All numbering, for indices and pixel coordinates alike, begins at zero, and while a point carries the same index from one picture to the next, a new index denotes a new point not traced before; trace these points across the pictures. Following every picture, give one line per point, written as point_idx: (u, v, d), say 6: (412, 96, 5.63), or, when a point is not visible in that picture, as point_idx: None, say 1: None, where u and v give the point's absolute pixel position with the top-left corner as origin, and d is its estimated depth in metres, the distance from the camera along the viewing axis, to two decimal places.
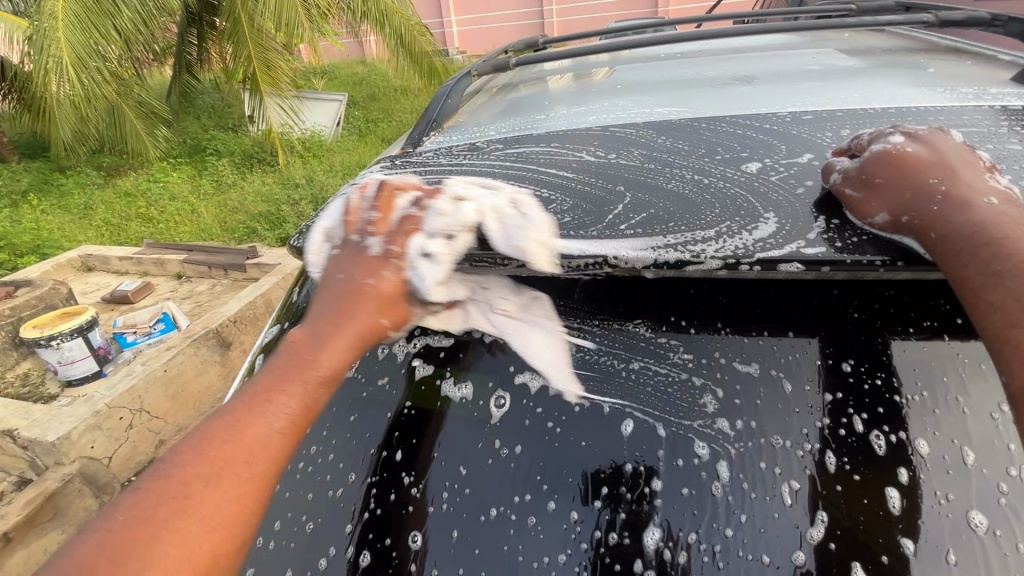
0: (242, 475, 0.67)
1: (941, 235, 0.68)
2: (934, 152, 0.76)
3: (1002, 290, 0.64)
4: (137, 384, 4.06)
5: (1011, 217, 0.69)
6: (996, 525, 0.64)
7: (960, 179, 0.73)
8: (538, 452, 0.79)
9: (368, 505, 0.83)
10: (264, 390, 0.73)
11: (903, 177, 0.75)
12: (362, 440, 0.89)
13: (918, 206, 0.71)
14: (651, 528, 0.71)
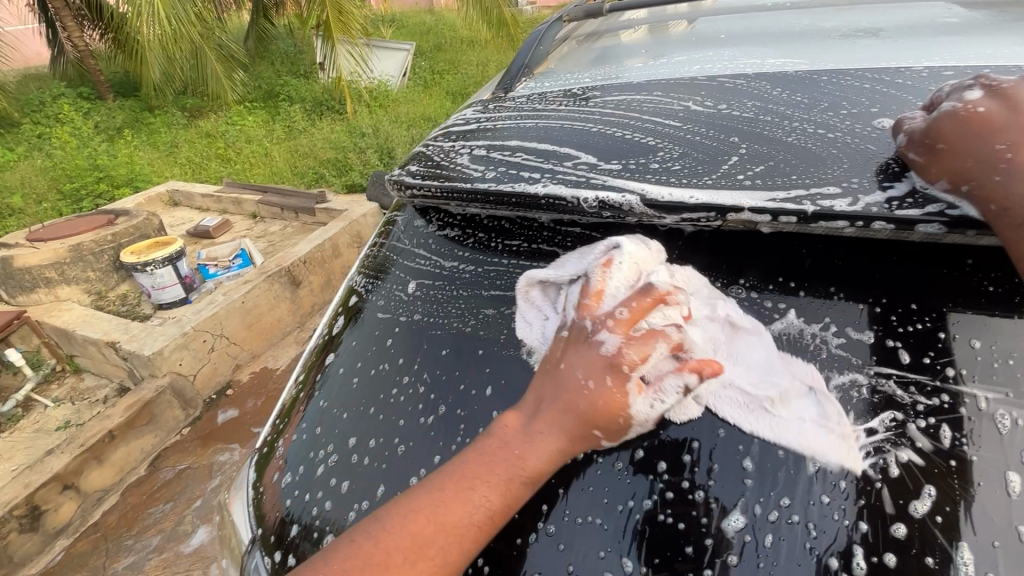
0: (435, 557, 0.69)
1: (999, 208, 0.62)
2: (1011, 108, 0.67)
3: None
4: (218, 312, 4.41)
5: None
6: None
7: None
8: None
9: (456, 433, 0.87)
10: (467, 477, 0.72)
11: (974, 139, 0.66)
12: (452, 376, 0.94)
13: (977, 175, 0.64)
14: (743, 490, 0.70)
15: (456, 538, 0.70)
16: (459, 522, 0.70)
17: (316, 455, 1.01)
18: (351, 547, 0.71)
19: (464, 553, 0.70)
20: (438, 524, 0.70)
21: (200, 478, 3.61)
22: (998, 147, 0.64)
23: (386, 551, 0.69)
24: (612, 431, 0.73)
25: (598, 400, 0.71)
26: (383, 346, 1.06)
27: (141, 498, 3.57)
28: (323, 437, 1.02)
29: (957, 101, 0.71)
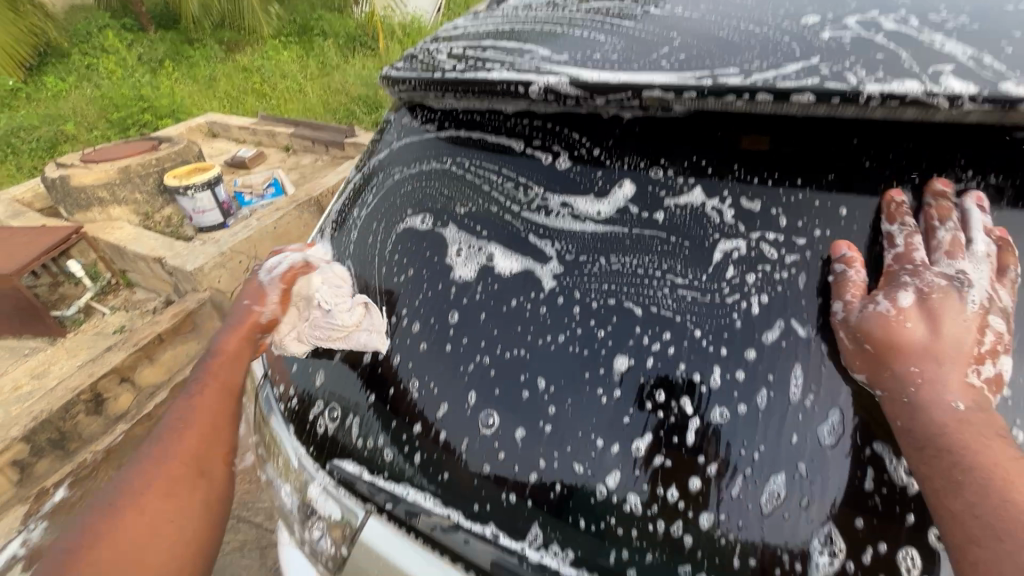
0: (185, 440, 1.08)
1: (904, 428, 0.69)
2: (932, 328, 0.73)
3: (961, 498, 0.64)
4: (253, 236, 4.72)
5: (981, 426, 0.67)
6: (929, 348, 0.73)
7: (940, 369, 0.71)
8: (556, 264, 0.96)
9: (421, 288, 1.08)
10: (197, 386, 1.15)
11: (896, 351, 0.72)
12: (422, 247, 1.12)
13: (892, 390, 0.71)
14: (636, 328, 0.86)
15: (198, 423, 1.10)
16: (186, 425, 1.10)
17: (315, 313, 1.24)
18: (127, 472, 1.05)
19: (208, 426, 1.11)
20: (165, 442, 1.08)
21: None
22: (911, 367, 0.71)
23: (153, 453, 1.07)
24: (258, 300, 1.20)
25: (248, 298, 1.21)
26: (370, 225, 1.24)
27: None
28: None
29: (889, 302, 0.75)
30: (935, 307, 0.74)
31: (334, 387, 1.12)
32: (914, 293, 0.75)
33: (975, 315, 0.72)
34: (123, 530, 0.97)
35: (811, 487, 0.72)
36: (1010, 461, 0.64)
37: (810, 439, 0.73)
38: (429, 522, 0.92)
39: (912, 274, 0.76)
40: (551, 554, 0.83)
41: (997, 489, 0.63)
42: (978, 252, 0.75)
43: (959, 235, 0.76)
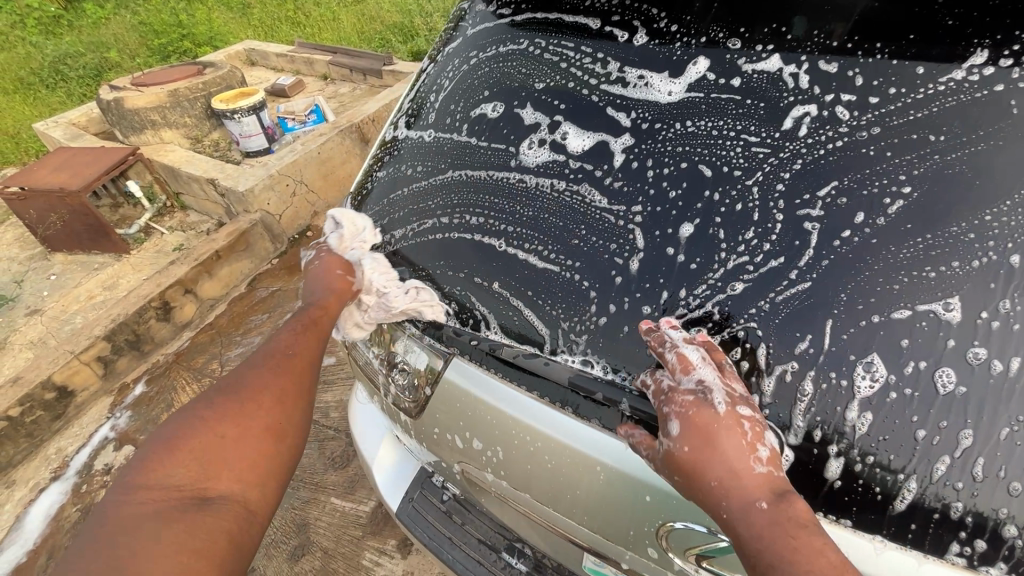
0: (288, 364, 1.21)
1: (740, 545, 0.76)
2: (705, 444, 0.81)
3: None
4: (298, 159, 4.75)
5: (785, 520, 0.74)
6: (998, 206, 0.77)
7: (732, 479, 0.79)
8: (632, 135, 1.02)
9: (500, 164, 1.17)
10: (296, 325, 1.26)
11: (696, 478, 0.80)
12: (501, 126, 1.20)
13: (714, 514, 0.79)
14: (709, 191, 0.93)
15: (297, 355, 1.22)
16: (283, 367, 1.20)
17: (394, 191, 1.35)
18: (232, 380, 1.18)
19: (307, 358, 1.23)
20: (259, 374, 1.18)
21: (288, 298, 4.12)
22: (711, 485, 0.79)
23: (256, 369, 1.19)
24: (343, 267, 1.32)
25: (336, 277, 1.30)
26: (447, 110, 1.32)
27: (243, 308, 4.12)
28: (403, 177, 1.35)
29: (667, 440, 0.83)
30: (698, 425, 0.82)
31: (418, 255, 1.24)
32: (682, 419, 0.83)
33: (730, 413, 0.82)
34: (227, 422, 1.10)
35: (855, 315, 0.81)
36: (820, 558, 0.71)
37: (865, 280, 0.81)
38: (511, 352, 1.08)
39: (669, 404, 0.86)
40: (619, 376, 0.98)
41: None
42: (697, 358, 0.86)
43: (679, 351, 0.86)
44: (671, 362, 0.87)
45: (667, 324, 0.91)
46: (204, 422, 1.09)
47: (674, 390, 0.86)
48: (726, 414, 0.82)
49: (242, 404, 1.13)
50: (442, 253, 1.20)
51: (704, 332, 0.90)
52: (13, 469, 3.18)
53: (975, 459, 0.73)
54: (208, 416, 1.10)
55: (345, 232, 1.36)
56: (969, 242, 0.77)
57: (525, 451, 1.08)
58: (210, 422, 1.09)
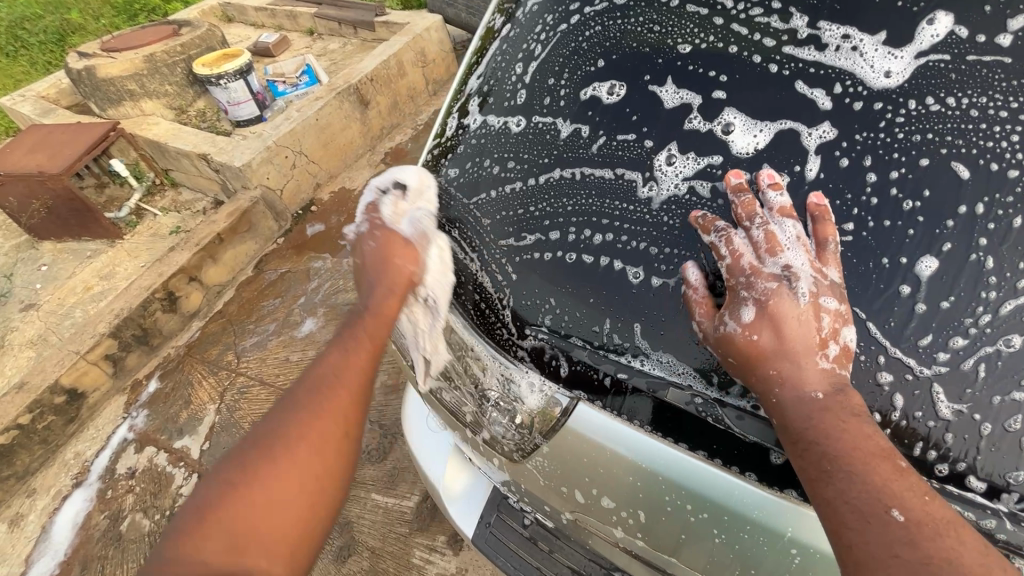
0: (334, 389, 0.86)
1: (781, 429, 0.68)
2: (774, 330, 0.72)
3: (832, 490, 0.61)
4: (296, 127, 3.54)
5: (841, 411, 0.65)
6: None
7: (794, 362, 0.70)
8: (842, 118, 0.77)
9: (633, 159, 0.91)
10: (347, 332, 0.94)
11: (753, 357, 0.72)
12: (630, 106, 0.93)
13: (762, 395, 0.71)
14: (969, 204, 0.69)
15: (345, 374, 0.88)
16: (337, 363, 0.89)
17: (476, 192, 1.08)
18: (270, 417, 0.85)
19: (359, 376, 0.89)
20: (297, 405, 0.85)
21: (301, 280, 3.16)
22: (769, 371, 0.71)
23: (296, 400, 0.86)
24: (407, 258, 1.01)
25: (381, 241, 1.03)
26: (544, 84, 1.05)
27: (252, 294, 3.17)
28: (488, 179, 1.07)
29: (731, 319, 0.75)
30: (773, 311, 0.73)
31: (520, 279, 0.98)
32: (756, 299, 0.74)
33: (811, 302, 0.72)
34: (260, 483, 0.77)
35: None
36: (866, 442, 0.62)
37: None
38: (682, 395, 0.83)
39: (747, 287, 0.76)
40: None
41: (861, 480, 0.60)
42: (788, 237, 0.76)
43: (769, 229, 0.77)
44: (756, 240, 0.78)
45: (767, 178, 0.79)
46: (233, 486, 0.77)
47: (756, 272, 0.76)
48: (802, 306, 0.72)
49: (281, 445, 0.81)
50: (559, 278, 0.94)
51: (821, 196, 0.76)
52: (29, 478, 2.55)
53: None
54: (235, 473, 0.79)
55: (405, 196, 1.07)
56: None
57: (683, 523, 0.83)
58: (239, 486, 0.77)
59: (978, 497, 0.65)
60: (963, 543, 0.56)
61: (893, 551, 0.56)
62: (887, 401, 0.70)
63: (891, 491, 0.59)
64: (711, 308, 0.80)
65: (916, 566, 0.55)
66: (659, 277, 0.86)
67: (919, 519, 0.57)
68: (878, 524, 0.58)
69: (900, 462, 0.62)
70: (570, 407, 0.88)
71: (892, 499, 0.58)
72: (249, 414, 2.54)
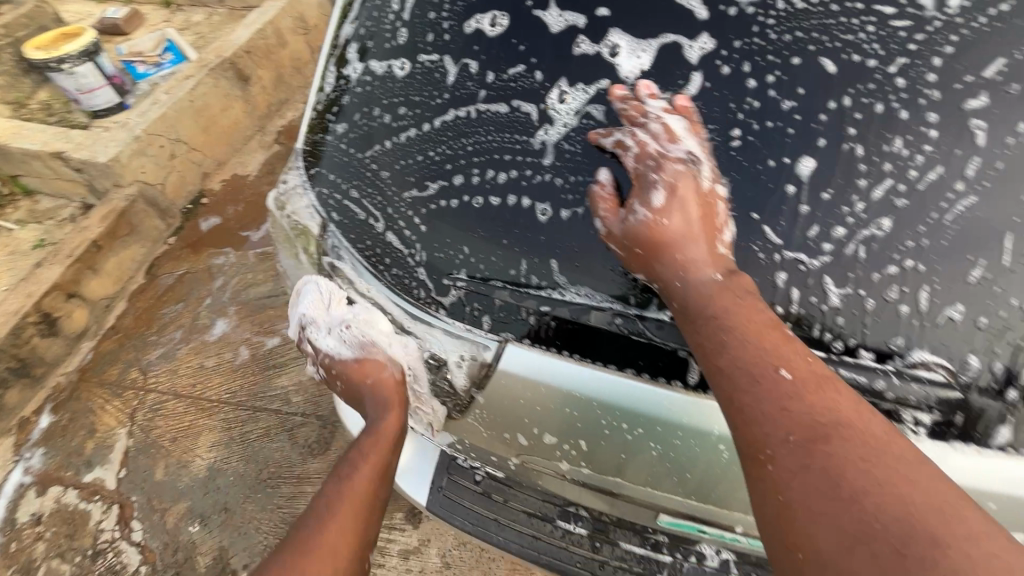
0: (345, 519, 0.89)
1: (681, 309, 0.76)
2: (681, 215, 0.78)
3: (724, 357, 0.68)
4: (167, 111, 3.13)
5: (734, 288, 0.73)
6: None
7: (691, 247, 0.77)
8: (718, 26, 0.79)
9: (527, 88, 0.88)
10: (356, 457, 0.97)
11: (658, 246, 0.79)
12: (518, 32, 0.90)
13: (665, 280, 0.78)
14: (837, 99, 0.73)
15: (352, 500, 0.92)
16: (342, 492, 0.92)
17: (369, 146, 1.00)
18: (280, 557, 0.84)
19: (366, 499, 0.93)
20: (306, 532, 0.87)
21: (203, 279, 2.80)
22: (673, 260, 0.78)
23: (305, 533, 0.87)
24: (367, 372, 1.00)
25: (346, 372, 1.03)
26: (425, 20, 0.99)
27: (148, 302, 2.79)
28: (379, 131, 1.00)
29: (638, 213, 0.80)
30: (680, 194, 0.78)
31: (428, 231, 0.93)
32: (661, 190, 0.81)
33: (709, 189, 0.77)
34: None
35: None
36: (756, 316, 0.70)
37: None
38: (604, 317, 0.83)
39: (654, 171, 0.82)
40: None
41: (752, 345, 0.68)
42: (681, 128, 0.79)
43: (664, 120, 0.79)
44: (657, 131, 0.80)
45: (644, 89, 0.81)
46: None
47: (662, 156, 0.81)
48: (702, 191, 0.77)
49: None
50: (469, 224, 0.90)
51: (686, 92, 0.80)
52: None
53: None
54: None
55: (317, 309, 1.01)
56: None
57: (619, 442, 0.86)
58: None
59: (868, 362, 0.72)
60: (838, 393, 0.64)
61: (783, 405, 0.64)
62: (785, 296, 0.75)
63: (778, 354, 0.67)
64: (615, 206, 0.83)
65: (799, 415, 0.63)
66: (569, 209, 0.85)
67: (805, 380, 0.64)
68: (768, 384, 0.65)
69: (785, 330, 0.69)
70: (498, 350, 0.87)
71: (779, 361, 0.66)
72: (168, 429, 2.28)
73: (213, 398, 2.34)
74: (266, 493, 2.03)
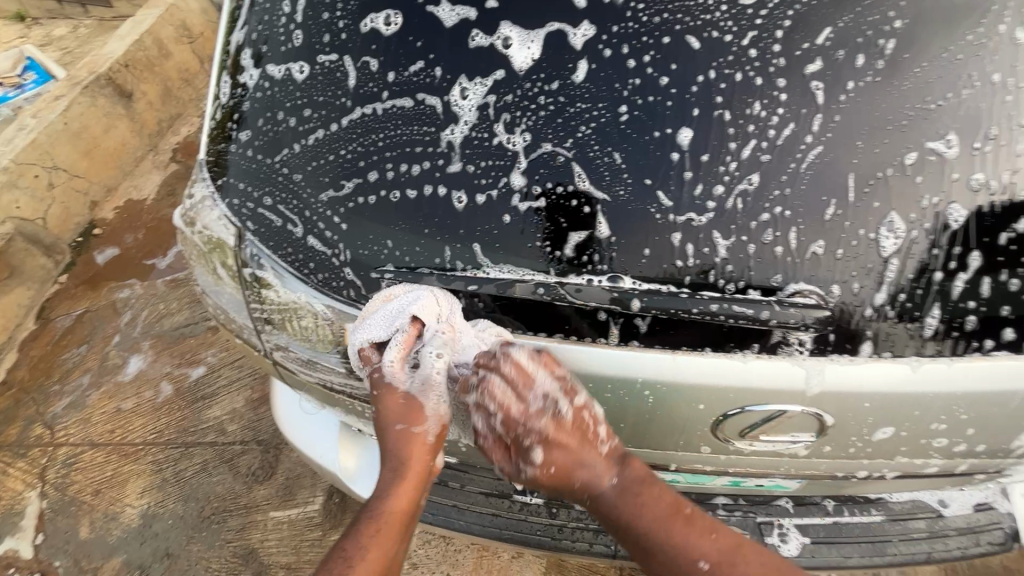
0: None
1: (602, 515, 0.95)
2: (561, 452, 0.90)
3: (656, 556, 0.90)
4: (37, 137, 2.82)
5: (633, 489, 0.92)
6: (969, 33, 0.81)
7: (587, 466, 0.92)
8: (596, 13, 0.86)
9: (428, 81, 0.90)
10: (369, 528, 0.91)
11: (560, 474, 0.92)
12: (411, 27, 0.92)
13: (585, 502, 0.96)
14: (705, 72, 0.83)
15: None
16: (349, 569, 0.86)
17: (278, 150, 0.99)
18: None
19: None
20: None
21: (108, 316, 2.57)
22: (576, 484, 0.94)
23: None
24: (412, 421, 0.93)
25: (381, 404, 0.93)
26: (319, 21, 0.98)
27: (44, 350, 2.53)
28: (286, 135, 0.99)
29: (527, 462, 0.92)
30: (553, 441, 0.89)
31: (350, 230, 0.95)
32: (539, 426, 0.88)
33: (579, 408, 0.87)
34: None
35: (875, 165, 0.82)
36: (665, 509, 0.90)
37: (876, 130, 0.81)
38: (528, 288, 0.89)
39: (523, 416, 0.89)
40: (670, 287, 0.86)
41: (668, 542, 0.89)
42: (528, 361, 0.86)
43: (514, 366, 0.86)
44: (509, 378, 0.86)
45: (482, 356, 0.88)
46: None
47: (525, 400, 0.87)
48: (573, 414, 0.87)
49: None
50: (390, 218, 0.93)
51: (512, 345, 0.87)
52: None
53: (969, 265, 0.84)
54: None
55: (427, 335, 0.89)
56: (956, 62, 0.81)
57: None
58: None
59: (756, 296, 0.85)
60: (756, 559, 0.88)
61: None
62: (682, 251, 0.85)
63: (691, 546, 0.89)
64: (503, 450, 0.95)
65: None
66: (484, 193, 0.89)
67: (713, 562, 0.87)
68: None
69: (687, 511, 0.91)
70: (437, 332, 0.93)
71: (697, 554, 0.88)
72: (88, 483, 2.10)
73: (137, 441, 2.17)
74: (211, 531, 1.93)
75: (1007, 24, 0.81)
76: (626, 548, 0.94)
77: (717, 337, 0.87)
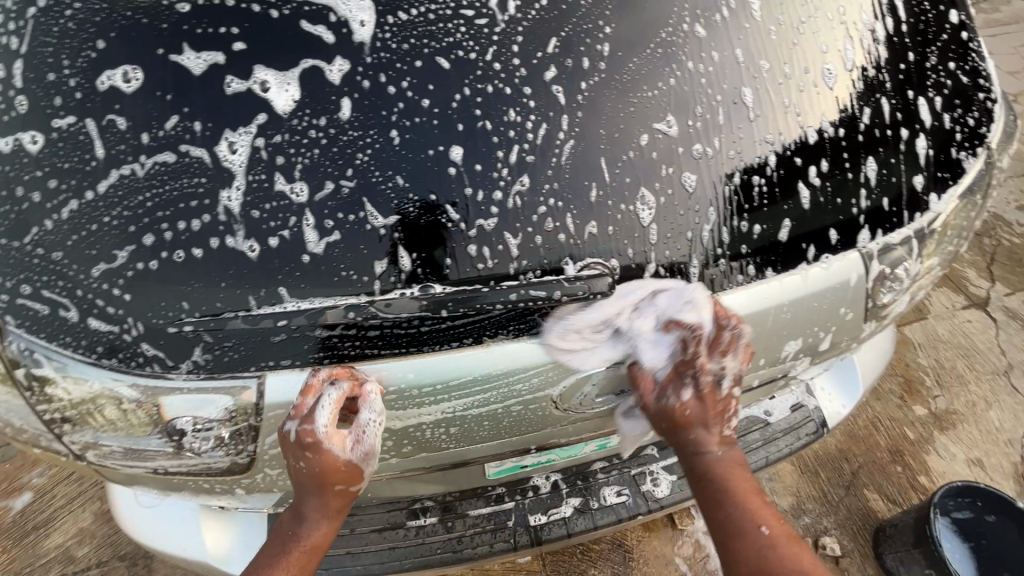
0: None
1: (695, 470, 1.12)
2: (702, 410, 1.10)
3: (725, 512, 1.07)
4: None
5: (733, 466, 1.12)
6: (662, 32, 0.99)
7: (707, 433, 1.12)
8: (347, 46, 0.89)
9: (188, 133, 0.87)
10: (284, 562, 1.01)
11: (685, 428, 1.10)
12: (156, 79, 0.87)
13: (688, 459, 1.13)
14: (460, 90, 0.91)
15: None
16: None
17: (26, 231, 0.88)
18: None
19: None
20: None
21: None
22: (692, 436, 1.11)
23: None
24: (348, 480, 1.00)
25: (314, 464, 0.96)
26: (44, 83, 0.89)
27: None
28: (32, 213, 0.88)
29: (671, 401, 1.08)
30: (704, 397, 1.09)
31: (136, 303, 0.88)
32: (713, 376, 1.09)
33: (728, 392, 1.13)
34: None
35: (619, 150, 0.96)
36: (747, 483, 1.11)
37: (612, 121, 0.96)
38: (338, 313, 0.91)
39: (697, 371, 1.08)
40: (474, 288, 0.93)
41: (740, 505, 1.07)
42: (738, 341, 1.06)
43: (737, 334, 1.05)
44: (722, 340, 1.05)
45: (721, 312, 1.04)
46: None
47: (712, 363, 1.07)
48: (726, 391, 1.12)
49: None
50: (179, 280, 0.87)
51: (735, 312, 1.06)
52: None
53: (709, 217, 1.02)
54: None
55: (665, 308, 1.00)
56: (658, 57, 0.98)
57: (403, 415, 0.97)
58: None
59: (549, 278, 0.95)
60: (802, 548, 1.04)
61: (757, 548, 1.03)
62: (479, 253, 0.92)
63: (759, 515, 1.06)
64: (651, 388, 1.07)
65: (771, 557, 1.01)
66: (276, 234, 0.88)
67: (774, 531, 1.04)
68: (752, 538, 1.03)
69: (763, 495, 1.10)
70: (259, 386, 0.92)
71: (759, 518, 1.05)
72: None
73: None
74: None
75: (686, 23, 1.00)
76: (699, 498, 1.11)
77: (529, 322, 0.96)
